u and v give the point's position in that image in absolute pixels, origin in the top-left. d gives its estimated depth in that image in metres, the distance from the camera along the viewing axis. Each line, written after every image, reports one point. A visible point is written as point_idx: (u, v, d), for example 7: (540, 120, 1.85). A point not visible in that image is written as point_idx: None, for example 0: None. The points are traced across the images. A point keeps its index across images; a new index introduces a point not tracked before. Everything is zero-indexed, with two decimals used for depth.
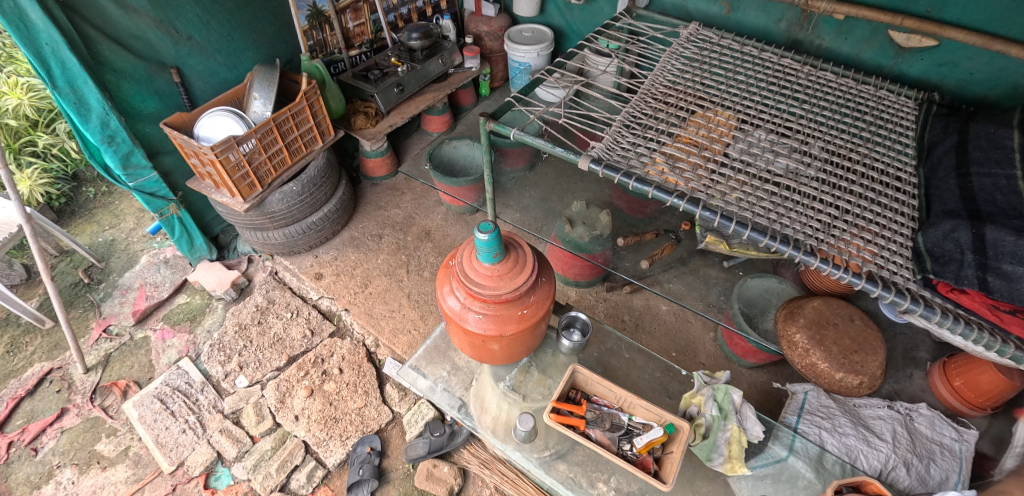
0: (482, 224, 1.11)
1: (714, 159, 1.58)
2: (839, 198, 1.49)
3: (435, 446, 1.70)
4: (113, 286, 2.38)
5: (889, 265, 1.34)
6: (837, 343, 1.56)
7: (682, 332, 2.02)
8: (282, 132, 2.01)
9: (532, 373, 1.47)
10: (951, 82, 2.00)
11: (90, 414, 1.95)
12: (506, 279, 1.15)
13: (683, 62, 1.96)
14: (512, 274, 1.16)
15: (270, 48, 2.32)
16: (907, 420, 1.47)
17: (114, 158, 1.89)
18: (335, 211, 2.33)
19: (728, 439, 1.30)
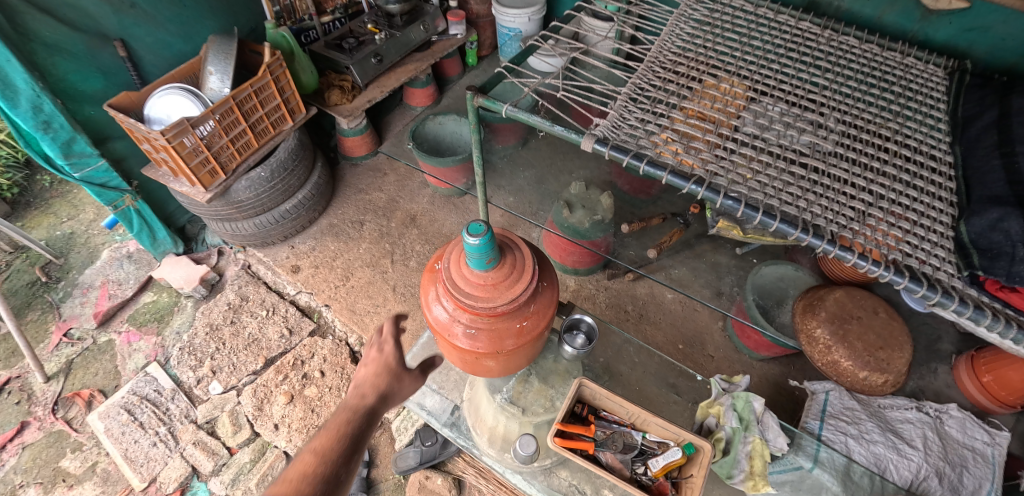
0: (473, 225, 0.94)
1: (731, 137, 1.40)
2: (872, 181, 1.33)
3: (426, 457, 1.55)
4: (73, 285, 2.19)
5: (932, 259, 1.18)
6: (861, 339, 1.43)
7: (689, 322, 1.89)
8: (244, 112, 1.79)
9: (532, 383, 1.34)
10: (982, 48, 1.83)
11: (53, 428, 1.81)
12: (501, 289, 0.99)
13: (692, 26, 1.75)
14: (508, 282, 0.99)
15: (230, 15, 2.07)
16: (938, 424, 1.37)
17: (52, 147, 1.67)
18: (311, 197, 2.15)
19: (749, 453, 1.18)
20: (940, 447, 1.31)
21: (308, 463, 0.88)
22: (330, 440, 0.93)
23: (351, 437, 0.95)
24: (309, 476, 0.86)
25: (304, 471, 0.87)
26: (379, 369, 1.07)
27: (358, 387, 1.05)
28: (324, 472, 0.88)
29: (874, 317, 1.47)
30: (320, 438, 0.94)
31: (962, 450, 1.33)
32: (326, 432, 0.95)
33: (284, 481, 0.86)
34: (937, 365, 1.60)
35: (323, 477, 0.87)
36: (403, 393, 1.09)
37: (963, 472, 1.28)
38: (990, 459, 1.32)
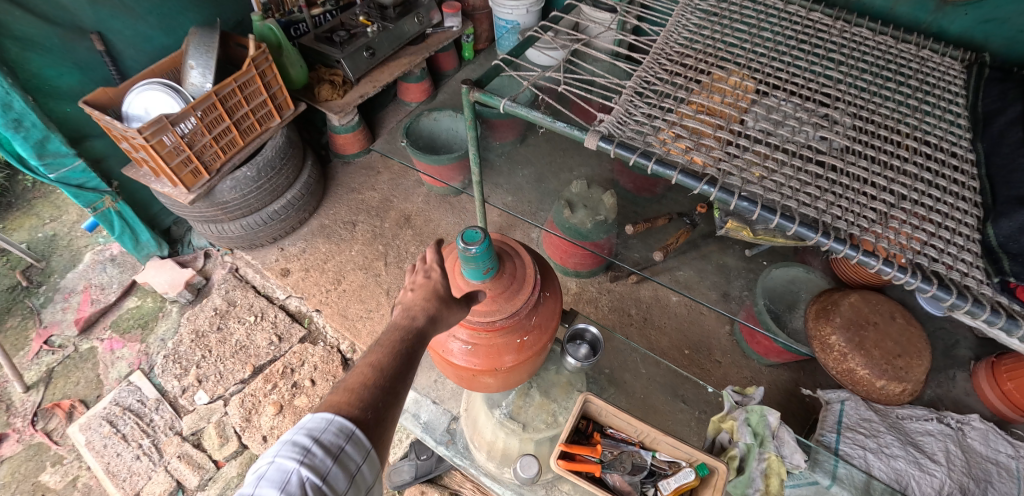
0: (465, 233, 0.86)
1: (743, 134, 1.32)
2: (893, 181, 1.25)
3: (422, 471, 1.47)
4: (55, 290, 2.11)
5: (959, 264, 1.11)
6: (878, 346, 1.36)
7: (695, 326, 1.82)
8: (229, 108, 1.70)
9: (533, 396, 1.27)
10: (1000, 40, 1.75)
11: (32, 441, 1.73)
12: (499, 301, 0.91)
13: (699, 17, 1.67)
14: (506, 294, 0.91)
15: (214, 7, 1.98)
16: (960, 437, 1.30)
17: (24, 146, 1.58)
18: (301, 197, 2.06)
19: (764, 471, 1.09)
20: (963, 461, 1.24)
21: (365, 377, 0.73)
22: (384, 360, 0.74)
23: (410, 361, 0.76)
24: (369, 389, 0.72)
25: (360, 385, 0.72)
26: (430, 298, 0.80)
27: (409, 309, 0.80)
28: (384, 389, 0.73)
29: (891, 322, 1.40)
30: (377, 349, 0.75)
31: (986, 465, 1.26)
32: (380, 349, 0.75)
33: (343, 389, 0.72)
34: (955, 372, 1.54)
35: (385, 392, 0.73)
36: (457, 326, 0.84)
37: (988, 488, 1.21)
38: (1017, 474, 1.25)
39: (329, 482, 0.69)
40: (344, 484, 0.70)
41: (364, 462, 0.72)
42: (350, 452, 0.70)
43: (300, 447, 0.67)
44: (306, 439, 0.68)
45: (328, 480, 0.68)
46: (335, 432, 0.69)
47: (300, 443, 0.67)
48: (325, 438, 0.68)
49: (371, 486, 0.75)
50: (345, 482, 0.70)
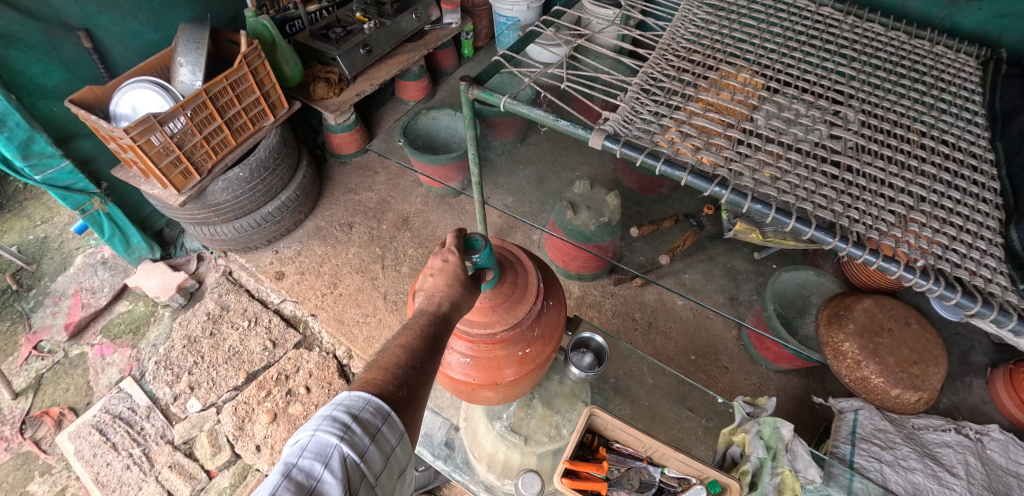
0: (470, 240, 0.80)
1: (754, 132, 1.27)
2: (911, 182, 1.20)
3: (420, 482, 1.42)
4: (45, 293, 2.06)
5: (982, 270, 1.06)
6: (893, 354, 1.31)
7: (701, 330, 1.77)
8: (220, 107, 1.64)
9: (535, 407, 1.22)
10: (1016, 36, 1.70)
11: (20, 450, 1.69)
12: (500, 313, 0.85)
13: (706, 12, 1.61)
14: (506, 302, 0.85)
15: (206, 3, 1.92)
16: (980, 448, 1.25)
17: (9, 147, 1.52)
18: (296, 198, 2.01)
19: (778, 487, 1.03)
20: (983, 474, 1.19)
21: (396, 357, 0.68)
22: (415, 341, 0.69)
23: (440, 343, 0.71)
24: (402, 369, 0.67)
25: (391, 366, 0.67)
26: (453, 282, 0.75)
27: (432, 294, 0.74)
28: (416, 370, 0.68)
29: (906, 328, 1.35)
30: (406, 333, 0.70)
31: (1007, 477, 1.21)
32: (409, 331, 0.70)
33: (375, 368, 0.67)
34: (971, 380, 1.49)
35: (418, 372, 0.68)
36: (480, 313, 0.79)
37: None
38: None
39: (366, 461, 0.63)
40: (380, 465, 0.65)
41: (398, 445, 0.67)
42: (390, 431, 0.65)
43: (342, 423, 0.62)
44: (345, 415, 0.63)
45: (367, 460, 0.63)
46: (373, 411, 0.64)
47: (339, 419, 0.62)
48: (364, 416, 0.63)
49: (403, 467, 0.71)
50: (380, 463, 0.66)
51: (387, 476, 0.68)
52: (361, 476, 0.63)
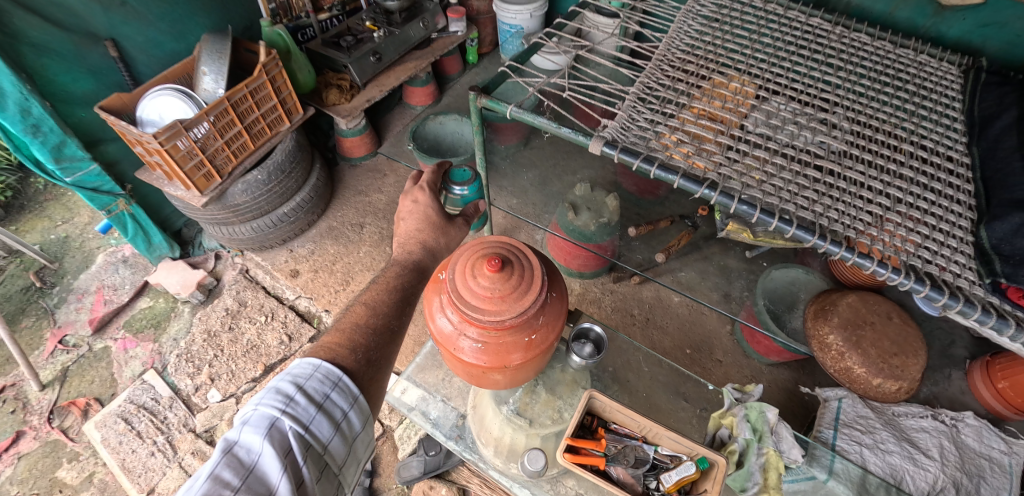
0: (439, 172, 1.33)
1: (743, 138, 1.36)
2: (889, 184, 1.29)
3: (430, 466, 1.52)
4: (68, 290, 2.15)
5: (951, 265, 1.15)
6: (875, 345, 1.39)
7: (697, 326, 1.86)
8: (240, 113, 1.74)
9: (540, 393, 1.30)
10: (998, 44, 1.78)
11: (49, 438, 1.80)
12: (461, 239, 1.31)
13: (701, 23, 1.70)
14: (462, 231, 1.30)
15: (224, 13, 2.02)
16: (954, 433, 1.34)
17: (42, 151, 1.62)
18: (309, 199, 2.10)
19: (763, 465, 1.14)
20: (957, 456, 1.28)
21: (354, 320, 1.01)
22: (376, 296, 1.07)
23: (403, 288, 1.10)
24: (358, 327, 1.00)
25: (350, 326, 1.00)
26: (423, 223, 1.21)
27: (407, 235, 1.21)
28: (370, 329, 1.00)
29: (888, 322, 1.44)
30: (371, 294, 1.07)
31: (979, 460, 1.30)
32: (377, 286, 1.09)
33: (335, 332, 0.99)
34: (951, 371, 1.57)
35: (371, 330, 1.00)
36: (447, 244, 1.24)
37: (980, 482, 1.25)
38: (1008, 469, 1.29)
39: (310, 427, 0.85)
40: (326, 431, 0.87)
41: (351, 405, 0.91)
42: (335, 397, 0.89)
43: (288, 394, 0.86)
44: (290, 391, 0.86)
45: (312, 425, 0.85)
46: (319, 377, 0.89)
47: (284, 394, 0.85)
48: (309, 387, 0.88)
49: (357, 436, 0.93)
50: (325, 428, 0.87)
51: (338, 443, 0.89)
52: (308, 442, 0.85)
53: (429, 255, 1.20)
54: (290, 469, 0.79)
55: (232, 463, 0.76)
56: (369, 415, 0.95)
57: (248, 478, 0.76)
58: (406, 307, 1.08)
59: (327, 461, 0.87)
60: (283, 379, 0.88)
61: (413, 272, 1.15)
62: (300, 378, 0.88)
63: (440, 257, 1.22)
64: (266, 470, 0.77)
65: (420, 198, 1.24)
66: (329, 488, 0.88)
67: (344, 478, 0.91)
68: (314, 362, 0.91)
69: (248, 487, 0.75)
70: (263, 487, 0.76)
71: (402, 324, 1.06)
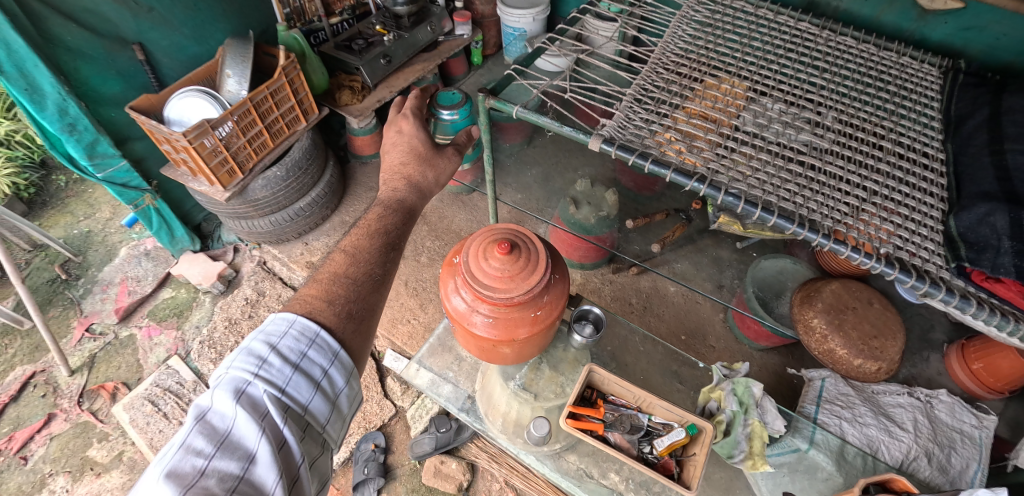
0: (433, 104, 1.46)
1: (732, 136, 1.46)
2: (866, 178, 1.39)
3: (441, 442, 1.67)
4: (93, 282, 2.26)
5: (921, 251, 1.25)
6: (856, 328, 1.50)
7: (692, 314, 1.96)
8: (261, 113, 1.85)
9: (544, 370, 1.40)
10: (980, 46, 1.85)
11: (79, 419, 1.91)
12: (451, 171, 1.39)
13: (694, 28, 1.80)
14: (451, 163, 1.39)
15: (242, 18, 2.12)
16: (929, 408, 1.45)
17: (77, 148, 1.75)
18: (324, 195, 2.22)
19: (748, 435, 1.26)
20: (929, 429, 1.39)
21: (337, 269, 1.06)
22: (360, 239, 1.13)
23: (388, 231, 1.17)
24: (339, 278, 1.05)
25: (332, 278, 1.04)
26: (409, 156, 1.32)
27: (392, 167, 1.32)
28: (352, 280, 1.05)
29: (869, 307, 1.54)
30: (358, 238, 1.13)
31: (952, 433, 1.41)
32: (360, 230, 1.16)
33: (315, 284, 1.04)
34: (929, 354, 1.68)
35: (349, 282, 1.04)
36: (434, 178, 1.34)
37: (952, 452, 1.37)
38: (978, 441, 1.41)
39: (286, 392, 0.88)
40: (305, 393, 0.90)
41: (332, 365, 0.95)
42: (312, 355, 0.93)
43: (262, 354, 0.89)
44: (263, 352, 0.89)
45: (289, 386, 0.89)
46: (292, 336, 0.93)
47: (256, 356, 0.89)
48: (282, 347, 0.91)
49: (340, 394, 0.96)
50: (302, 390, 0.90)
51: (320, 402, 0.92)
52: (287, 402, 0.88)
53: (417, 194, 1.29)
54: (268, 430, 0.83)
55: (205, 429, 0.80)
56: (353, 372, 0.99)
57: (222, 444, 0.79)
58: (393, 253, 1.14)
59: (309, 420, 0.91)
60: (257, 339, 0.91)
61: (402, 213, 1.22)
62: (274, 338, 0.91)
63: (426, 192, 1.31)
64: (240, 435, 0.80)
65: (404, 128, 1.37)
66: (314, 446, 0.92)
67: (330, 435, 0.95)
68: (289, 317, 0.95)
69: (221, 453, 0.78)
70: (240, 451, 0.79)
71: (386, 277, 1.10)
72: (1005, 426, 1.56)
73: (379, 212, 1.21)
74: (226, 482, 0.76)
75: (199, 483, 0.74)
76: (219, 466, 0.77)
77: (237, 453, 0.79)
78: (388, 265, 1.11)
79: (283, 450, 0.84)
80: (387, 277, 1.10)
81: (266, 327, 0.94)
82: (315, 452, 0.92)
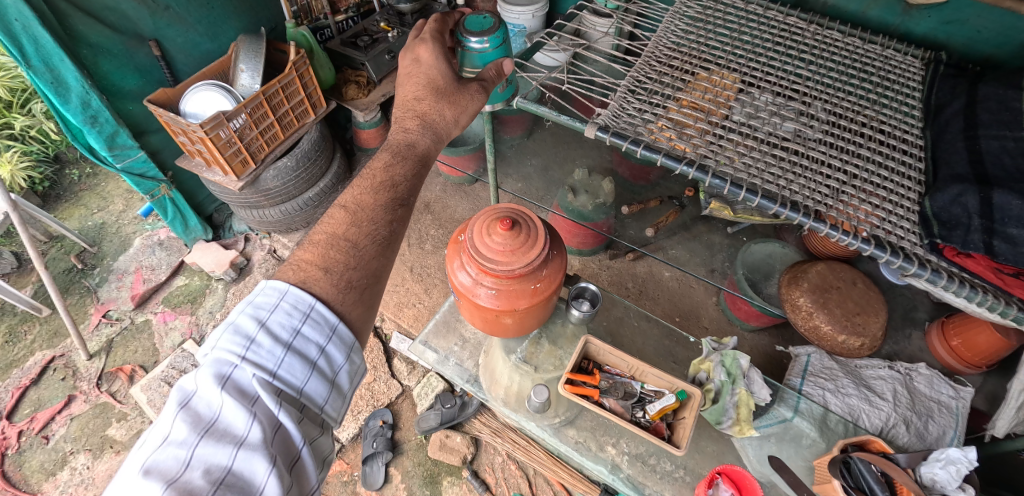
0: (470, 19, 1.29)
1: (720, 124, 1.53)
2: (846, 162, 1.45)
3: (446, 417, 1.77)
4: (108, 271, 2.35)
5: (896, 230, 1.31)
6: (840, 306, 1.58)
7: (686, 297, 2.07)
8: (273, 106, 1.94)
9: (543, 345, 1.50)
10: (962, 40, 1.76)
11: (98, 401, 1.99)
12: (475, 111, 1.22)
13: (686, 23, 1.85)
14: (476, 100, 1.21)
15: (252, 15, 2.20)
16: (908, 380, 1.57)
17: (98, 139, 1.85)
18: (332, 186, 2.31)
19: (736, 403, 1.35)
20: (908, 399, 1.50)
21: (337, 229, 0.97)
22: (365, 193, 1.03)
23: (396, 185, 1.06)
24: (338, 238, 0.96)
25: (330, 239, 0.96)
26: (427, 90, 1.18)
27: (407, 102, 1.18)
28: (351, 242, 0.96)
29: (853, 287, 1.62)
30: (366, 193, 1.03)
31: (929, 402, 1.53)
32: (365, 183, 1.05)
33: (310, 249, 0.95)
34: (911, 332, 1.76)
35: (347, 245, 0.95)
36: (453, 118, 1.18)
37: (928, 420, 1.49)
38: (954, 410, 1.52)
39: (279, 377, 0.83)
40: (300, 374, 0.85)
41: (330, 341, 0.89)
42: (307, 332, 0.87)
43: (250, 333, 0.83)
44: (250, 331, 0.83)
45: (281, 368, 0.83)
46: (284, 309, 0.86)
47: (245, 334, 0.83)
48: (272, 325, 0.85)
49: (340, 372, 0.91)
50: (296, 371, 0.85)
51: (318, 381, 0.88)
52: (280, 385, 0.83)
53: (432, 137, 1.16)
54: (260, 415, 0.78)
55: (190, 417, 0.74)
56: (353, 346, 0.93)
57: (208, 432, 0.74)
58: (401, 210, 1.04)
59: (305, 402, 0.86)
60: (244, 316, 0.85)
61: (414, 160, 1.11)
62: (263, 314, 0.85)
63: (442, 135, 1.17)
64: (230, 422, 0.75)
65: (422, 55, 1.21)
66: (313, 427, 0.88)
67: (329, 414, 0.90)
68: (280, 287, 0.88)
69: (206, 442, 0.73)
70: (228, 438, 0.74)
71: (392, 240, 1.01)
72: (982, 397, 1.65)
73: (388, 159, 1.10)
74: (212, 474, 0.71)
75: (183, 477, 0.69)
76: (205, 457, 0.72)
77: (226, 441, 0.74)
78: (395, 226, 1.01)
79: (279, 434, 0.79)
80: (394, 238, 1.01)
81: (255, 299, 0.88)
82: (314, 433, 0.88)
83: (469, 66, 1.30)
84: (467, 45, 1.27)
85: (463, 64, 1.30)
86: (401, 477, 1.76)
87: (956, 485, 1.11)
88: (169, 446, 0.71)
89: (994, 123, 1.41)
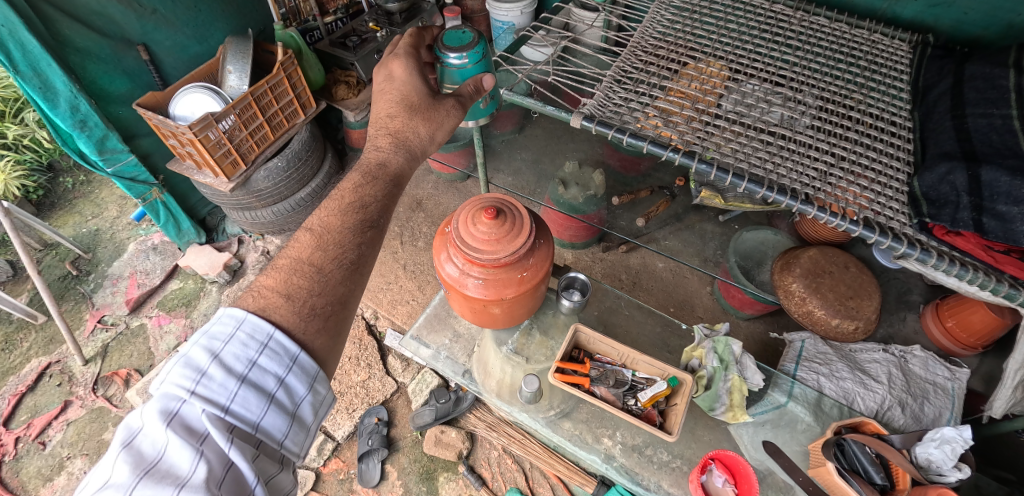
0: (450, 35, 1.26)
1: (707, 112, 1.49)
2: (835, 145, 1.40)
3: (441, 413, 1.80)
4: (103, 277, 2.35)
5: (886, 210, 1.26)
6: (833, 290, 1.57)
7: (680, 287, 2.09)
8: (262, 106, 1.95)
9: (534, 335, 1.53)
10: (950, 21, 1.69)
11: (94, 405, 1.99)
12: (452, 128, 1.19)
13: (672, 13, 1.80)
14: (451, 117, 1.17)
15: (240, 18, 2.21)
16: (902, 362, 1.58)
17: (88, 143, 1.86)
18: (324, 185, 2.31)
19: (728, 389, 1.35)
20: (903, 381, 1.51)
21: (302, 251, 0.97)
22: (333, 212, 1.03)
23: (365, 207, 1.05)
24: (301, 262, 0.95)
25: (289, 267, 0.95)
26: (402, 108, 1.14)
27: (379, 119, 1.15)
28: (317, 269, 0.95)
29: (844, 272, 1.61)
30: (332, 214, 1.02)
31: (924, 384, 1.53)
32: (337, 200, 1.04)
33: (273, 274, 0.94)
34: (906, 314, 1.77)
35: (313, 271, 0.95)
36: (428, 135, 1.15)
37: (924, 402, 1.49)
38: (949, 391, 1.53)
39: (233, 413, 0.81)
40: (256, 407, 0.84)
41: (290, 373, 0.88)
42: (264, 364, 0.85)
43: (202, 366, 0.81)
44: (202, 364, 0.82)
45: (234, 403, 0.82)
46: (241, 338, 0.85)
47: (196, 367, 0.81)
48: (226, 357, 0.83)
49: (301, 404, 0.89)
50: (254, 403, 0.84)
51: (277, 412, 0.86)
52: (232, 421, 0.81)
53: (406, 155, 1.13)
54: (208, 454, 0.76)
55: (132, 457, 0.73)
56: (316, 376, 0.92)
57: (149, 472, 0.72)
58: (371, 232, 1.03)
59: (262, 437, 0.84)
60: (197, 348, 0.83)
61: (386, 181, 1.09)
62: (217, 345, 0.84)
63: (417, 153, 1.15)
64: (174, 462, 0.73)
65: (395, 71, 1.18)
66: (270, 464, 0.86)
67: (289, 450, 0.88)
68: (238, 316, 0.87)
69: (145, 483, 0.70)
70: (169, 479, 0.72)
71: (361, 263, 1.01)
72: (978, 379, 1.64)
73: (358, 180, 1.07)
74: None
75: None
76: None
77: (168, 481, 0.71)
78: (364, 248, 1.01)
79: (229, 473, 0.77)
80: (364, 261, 1.01)
81: (211, 329, 0.86)
82: (271, 470, 0.86)
83: (448, 82, 1.28)
84: (446, 61, 1.24)
85: (442, 80, 1.29)
86: (398, 473, 1.76)
87: (952, 464, 1.08)
88: (107, 489, 0.69)
89: (981, 102, 1.36)
